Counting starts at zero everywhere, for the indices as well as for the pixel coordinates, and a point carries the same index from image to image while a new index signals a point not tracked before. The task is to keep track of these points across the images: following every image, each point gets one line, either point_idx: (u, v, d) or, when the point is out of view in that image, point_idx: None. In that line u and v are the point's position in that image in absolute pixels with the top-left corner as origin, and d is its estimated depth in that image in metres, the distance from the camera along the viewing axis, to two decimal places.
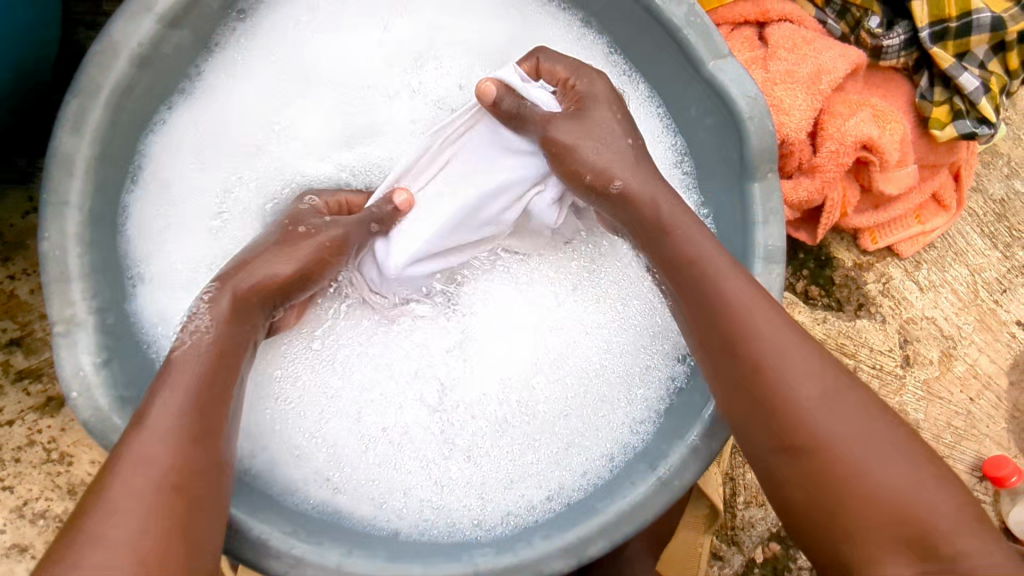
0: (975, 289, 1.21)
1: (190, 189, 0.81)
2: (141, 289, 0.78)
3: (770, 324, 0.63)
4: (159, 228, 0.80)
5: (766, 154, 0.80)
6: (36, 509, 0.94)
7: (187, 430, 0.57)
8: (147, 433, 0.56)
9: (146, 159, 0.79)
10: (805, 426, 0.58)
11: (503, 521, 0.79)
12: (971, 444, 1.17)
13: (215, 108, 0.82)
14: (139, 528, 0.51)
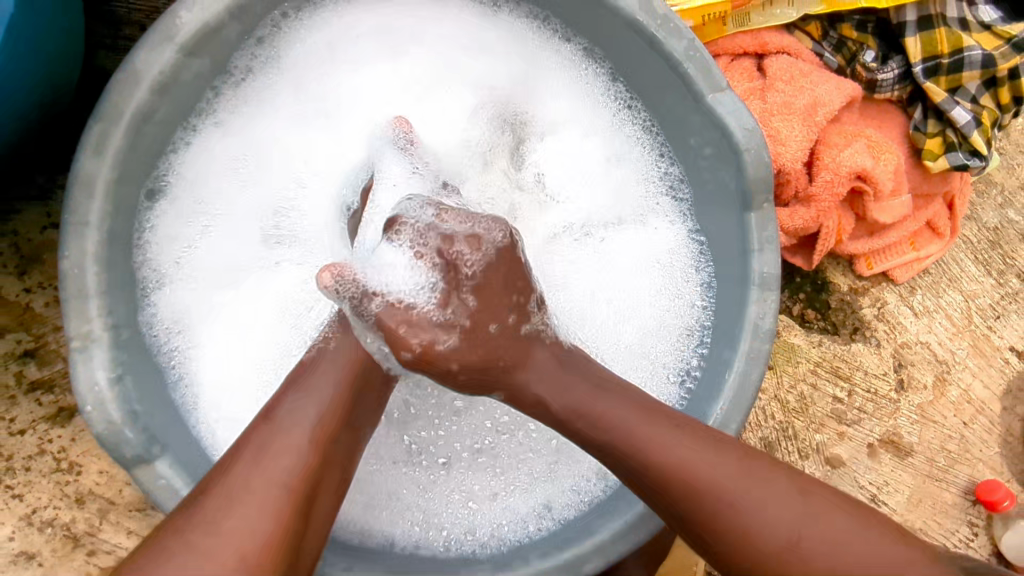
0: (969, 315, 1.23)
1: (226, 203, 0.85)
2: (158, 295, 0.81)
3: (696, 444, 0.66)
4: (187, 236, 0.83)
5: (761, 184, 0.82)
6: (45, 517, 0.97)
7: (327, 430, 0.66)
8: (292, 425, 0.64)
9: (170, 175, 0.82)
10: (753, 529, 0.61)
11: (499, 539, 0.82)
12: (964, 468, 1.19)
13: (239, 130, 0.85)
14: (265, 508, 0.58)
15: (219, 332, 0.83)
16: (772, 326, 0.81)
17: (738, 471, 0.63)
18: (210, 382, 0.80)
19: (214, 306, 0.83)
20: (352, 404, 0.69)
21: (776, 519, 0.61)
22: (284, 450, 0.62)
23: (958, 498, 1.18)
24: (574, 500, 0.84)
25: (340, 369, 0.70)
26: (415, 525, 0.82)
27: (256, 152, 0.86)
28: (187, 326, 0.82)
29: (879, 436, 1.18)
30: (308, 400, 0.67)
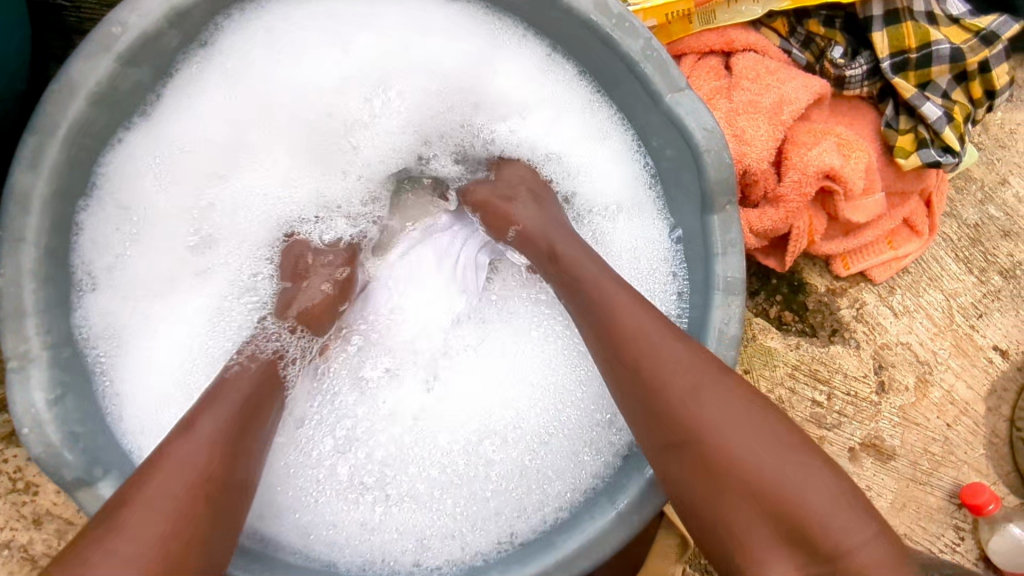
0: (950, 314, 1.20)
1: (156, 210, 0.83)
2: (89, 300, 0.79)
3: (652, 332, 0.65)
4: (114, 242, 0.80)
5: (723, 186, 0.80)
6: (1, 538, 0.94)
7: (224, 446, 0.62)
8: (191, 441, 0.61)
9: (105, 181, 0.78)
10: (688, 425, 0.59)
11: (460, 559, 0.79)
12: (949, 470, 1.16)
13: (179, 137, 0.82)
14: (157, 531, 0.54)
15: (151, 337, 0.82)
16: (737, 332, 0.78)
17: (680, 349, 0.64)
18: (140, 388, 0.79)
19: (148, 312, 0.82)
20: (253, 421, 0.68)
21: (721, 408, 0.59)
22: (190, 460, 0.59)
23: (942, 502, 1.15)
24: (535, 518, 0.81)
25: (245, 382, 0.70)
26: (370, 544, 0.80)
27: (201, 159, 0.84)
28: (120, 332, 0.80)
29: (860, 440, 1.15)
30: (215, 409, 0.65)
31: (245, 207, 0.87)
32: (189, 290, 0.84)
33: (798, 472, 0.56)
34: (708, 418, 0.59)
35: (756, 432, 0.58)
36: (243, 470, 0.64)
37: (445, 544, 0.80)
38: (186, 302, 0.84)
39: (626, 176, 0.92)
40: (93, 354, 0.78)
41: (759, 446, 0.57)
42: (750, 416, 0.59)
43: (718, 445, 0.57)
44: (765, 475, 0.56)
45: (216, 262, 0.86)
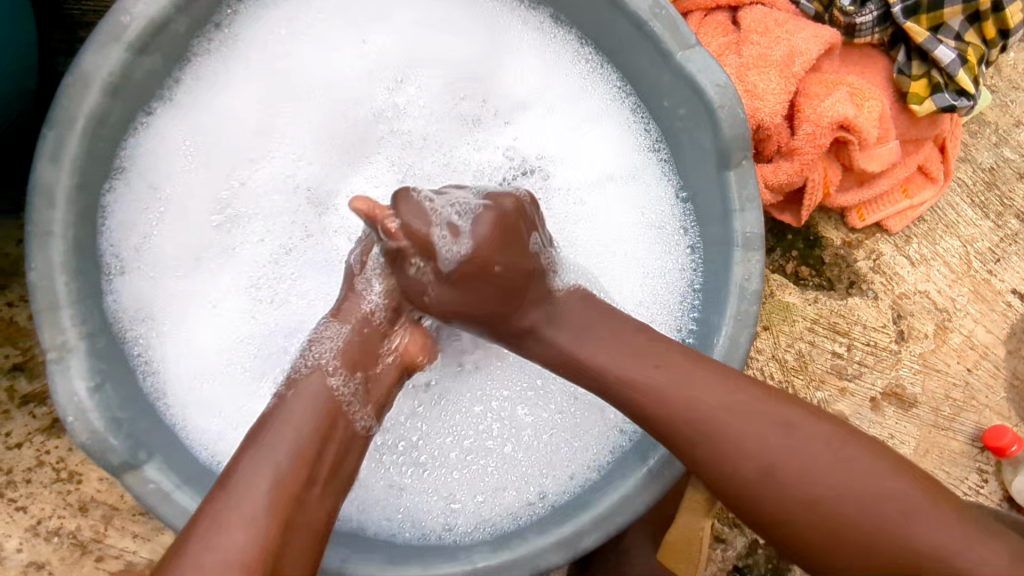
0: (968, 260, 1.20)
1: (182, 188, 0.83)
2: (118, 280, 0.80)
3: (679, 380, 0.66)
4: (144, 222, 0.81)
5: (738, 142, 0.80)
6: (50, 526, 0.97)
7: (283, 490, 0.61)
8: (240, 493, 0.60)
9: (130, 162, 0.79)
10: (741, 471, 0.62)
11: (495, 521, 0.82)
12: (971, 414, 1.17)
13: (198, 117, 0.83)
14: None
15: (186, 319, 0.82)
16: (759, 286, 0.79)
17: (705, 390, 0.65)
18: (174, 370, 0.80)
19: (184, 289, 0.82)
20: (319, 455, 0.65)
21: (740, 434, 0.63)
22: (238, 519, 0.58)
23: (964, 446, 1.16)
24: (564, 482, 0.84)
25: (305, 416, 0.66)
26: (407, 512, 0.82)
27: (221, 139, 0.84)
28: (155, 315, 0.81)
29: (881, 389, 1.16)
30: (268, 453, 0.62)
31: (267, 187, 0.86)
32: (218, 268, 0.84)
33: (866, 488, 0.59)
34: (744, 460, 0.62)
35: (825, 453, 0.60)
36: (308, 511, 0.62)
37: (478, 509, 0.82)
38: (214, 280, 0.84)
39: (633, 135, 0.91)
40: (131, 336, 0.79)
41: (812, 473, 0.60)
42: (784, 438, 0.61)
43: (750, 466, 0.62)
44: (821, 494, 0.59)
45: (244, 242, 0.85)
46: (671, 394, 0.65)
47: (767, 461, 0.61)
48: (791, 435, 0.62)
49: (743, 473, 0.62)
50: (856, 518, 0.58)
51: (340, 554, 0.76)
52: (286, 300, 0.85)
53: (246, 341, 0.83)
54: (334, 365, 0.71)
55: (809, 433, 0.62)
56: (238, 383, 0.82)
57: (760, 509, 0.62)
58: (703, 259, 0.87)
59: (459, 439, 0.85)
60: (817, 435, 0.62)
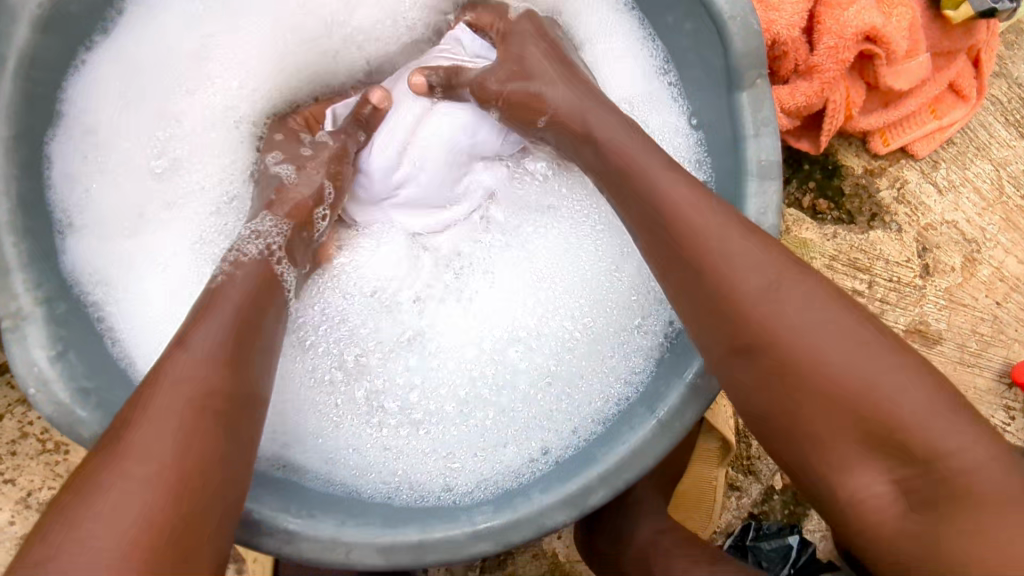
0: (999, 185, 1.11)
1: (120, 138, 0.79)
2: (68, 239, 0.74)
3: (706, 212, 0.58)
4: (88, 174, 0.77)
5: (752, 57, 0.71)
6: (40, 499, 0.94)
7: (221, 361, 0.58)
8: (185, 358, 0.57)
9: (68, 104, 0.74)
10: (758, 326, 0.53)
11: (496, 480, 0.76)
12: (999, 350, 1.10)
13: (135, 56, 0.78)
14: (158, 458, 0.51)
15: (144, 280, 0.78)
16: (776, 221, 0.71)
17: (736, 230, 0.56)
18: (131, 329, 0.75)
19: (135, 247, 0.78)
20: (248, 328, 0.62)
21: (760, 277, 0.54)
22: (180, 383, 0.55)
23: (992, 383, 1.09)
24: (568, 438, 0.78)
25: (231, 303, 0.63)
26: (402, 474, 0.78)
27: (167, 79, 0.81)
28: (108, 277, 0.76)
29: (905, 326, 1.09)
30: (212, 327, 0.60)
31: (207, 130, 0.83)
32: (164, 222, 0.81)
33: (912, 394, 0.48)
34: (764, 313, 0.52)
35: (846, 339, 0.50)
36: (248, 383, 0.59)
37: (476, 470, 0.77)
38: (162, 234, 0.80)
39: (642, 57, 0.84)
40: (90, 299, 0.74)
41: (837, 355, 0.50)
42: (812, 308, 0.52)
43: (762, 308, 0.52)
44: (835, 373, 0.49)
45: (192, 189, 0.82)
46: (704, 229, 0.57)
47: (777, 330, 0.52)
48: (804, 304, 0.52)
49: (754, 315, 0.53)
50: (862, 393, 0.48)
51: (333, 520, 0.69)
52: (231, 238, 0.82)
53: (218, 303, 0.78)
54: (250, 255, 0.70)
55: (819, 302, 0.52)
56: None
57: (751, 374, 0.54)
58: None
59: (454, 392, 0.82)
60: (872, 349, 0.50)
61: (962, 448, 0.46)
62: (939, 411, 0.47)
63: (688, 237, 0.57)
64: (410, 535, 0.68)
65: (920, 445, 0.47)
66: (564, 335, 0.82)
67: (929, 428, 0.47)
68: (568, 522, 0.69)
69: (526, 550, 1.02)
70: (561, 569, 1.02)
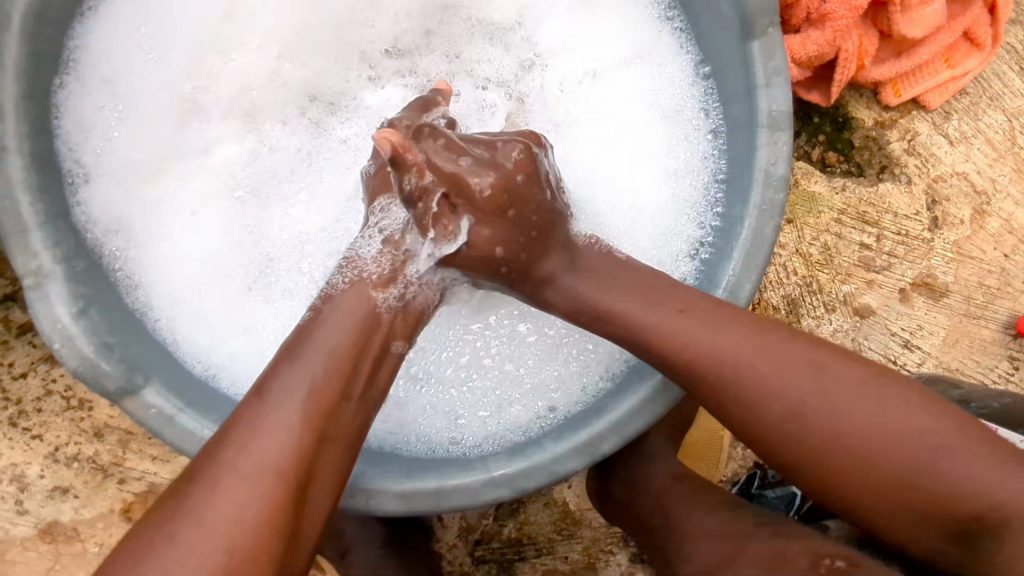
0: (1011, 136, 1.10)
1: (140, 83, 0.79)
2: (83, 187, 0.76)
3: (706, 324, 0.63)
4: (109, 122, 0.78)
5: (764, 3, 0.70)
6: (68, 453, 0.97)
7: (306, 424, 0.57)
8: (272, 415, 0.57)
9: (78, 52, 0.75)
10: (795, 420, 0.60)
11: (510, 432, 0.79)
12: (1005, 301, 1.10)
13: (154, 4, 0.79)
14: (237, 522, 0.53)
15: (163, 227, 0.79)
16: (786, 171, 0.71)
17: (724, 333, 0.62)
18: (159, 280, 0.77)
19: (164, 192, 0.79)
20: (352, 372, 0.61)
21: (776, 381, 0.60)
22: (267, 439, 0.56)
23: (997, 335, 1.10)
24: (578, 394, 0.80)
25: (341, 329, 0.63)
26: (419, 427, 0.80)
27: (189, 25, 0.80)
28: (128, 225, 0.77)
29: (911, 280, 1.09)
30: (298, 375, 0.59)
31: (247, 73, 0.82)
32: (192, 174, 0.80)
33: (887, 422, 0.58)
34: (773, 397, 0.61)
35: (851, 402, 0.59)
36: (334, 449, 0.59)
37: (486, 424, 0.80)
38: (188, 185, 0.80)
39: (645, 8, 0.84)
40: (107, 250, 0.76)
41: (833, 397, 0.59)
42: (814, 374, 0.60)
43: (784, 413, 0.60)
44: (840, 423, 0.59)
45: (219, 142, 0.81)
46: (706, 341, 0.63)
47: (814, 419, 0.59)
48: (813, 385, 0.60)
49: (774, 408, 0.60)
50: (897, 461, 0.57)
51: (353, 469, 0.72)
52: (271, 181, 0.82)
53: (236, 259, 0.79)
54: (376, 281, 0.66)
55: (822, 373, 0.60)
56: (225, 287, 0.78)
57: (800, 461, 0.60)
58: (726, 144, 0.80)
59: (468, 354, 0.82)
60: (848, 375, 0.60)
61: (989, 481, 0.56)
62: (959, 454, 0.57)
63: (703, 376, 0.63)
64: (428, 484, 0.70)
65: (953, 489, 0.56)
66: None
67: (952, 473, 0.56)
68: (580, 469, 0.71)
69: (538, 499, 1.05)
70: (571, 517, 1.06)
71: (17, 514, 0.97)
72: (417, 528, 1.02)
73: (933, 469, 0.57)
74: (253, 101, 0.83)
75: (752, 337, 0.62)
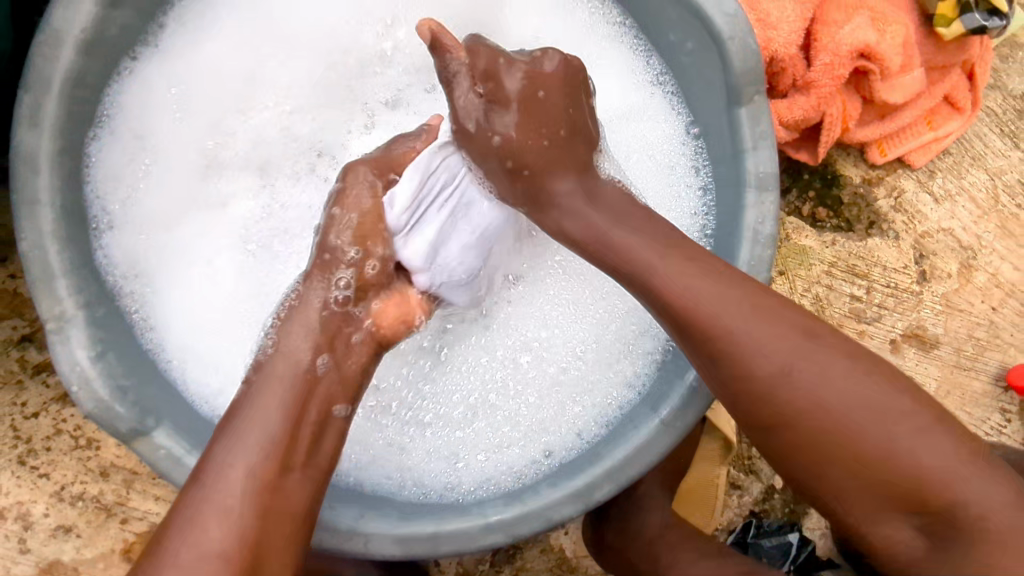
0: (995, 194, 1.15)
1: (166, 138, 0.84)
2: (107, 235, 0.80)
3: (735, 307, 0.63)
4: (138, 176, 0.82)
5: (750, 74, 0.76)
6: (74, 492, 0.99)
7: (252, 500, 0.58)
8: (217, 489, 0.58)
9: (114, 108, 0.80)
10: (800, 395, 0.60)
11: (505, 476, 0.81)
12: (995, 354, 1.13)
13: (182, 63, 0.84)
14: None
15: (178, 277, 0.82)
16: (773, 229, 0.75)
17: (757, 324, 0.62)
18: (174, 327, 0.80)
19: (186, 241, 0.83)
20: (290, 443, 0.62)
21: (779, 355, 0.61)
22: (213, 514, 0.57)
23: (987, 386, 1.12)
24: (572, 440, 0.83)
25: (278, 399, 0.64)
26: (416, 472, 0.82)
27: (212, 84, 0.85)
28: (147, 271, 0.81)
29: (901, 331, 1.12)
30: (237, 448, 0.60)
31: (268, 125, 0.87)
32: (208, 223, 0.84)
33: (895, 427, 0.58)
34: (758, 369, 0.61)
35: (864, 403, 0.59)
36: (284, 511, 0.59)
37: (482, 470, 0.82)
38: (202, 238, 0.84)
39: (635, 70, 0.89)
40: (124, 293, 0.79)
41: (851, 396, 0.59)
42: (819, 369, 0.60)
43: (779, 392, 0.60)
44: (833, 408, 0.59)
45: (234, 194, 0.85)
46: (729, 325, 0.62)
47: (826, 403, 0.59)
48: (833, 370, 0.60)
49: (777, 394, 0.61)
50: (895, 462, 0.58)
51: (354, 513, 0.74)
52: (282, 229, 0.85)
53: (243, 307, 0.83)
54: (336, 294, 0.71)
55: (847, 374, 0.60)
56: (232, 335, 0.82)
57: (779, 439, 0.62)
58: (715, 200, 0.84)
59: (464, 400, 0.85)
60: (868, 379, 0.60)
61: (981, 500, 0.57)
62: (961, 468, 0.57)
63: (720, 339, 0.62)
64: (425, 530, 0.72)
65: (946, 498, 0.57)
66: (575, 344, 0.86)
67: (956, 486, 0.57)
68: (574, 516, 0.73)
69: (534, 545, 1.06)
70: (567, 564, 1.06)
71: (20, 553, 0.98)
72: (413, 572, 1.03)
73: (938, 477, 0.57)
74: (268, 155, 0.87)
75: (770, 317, 0.62)
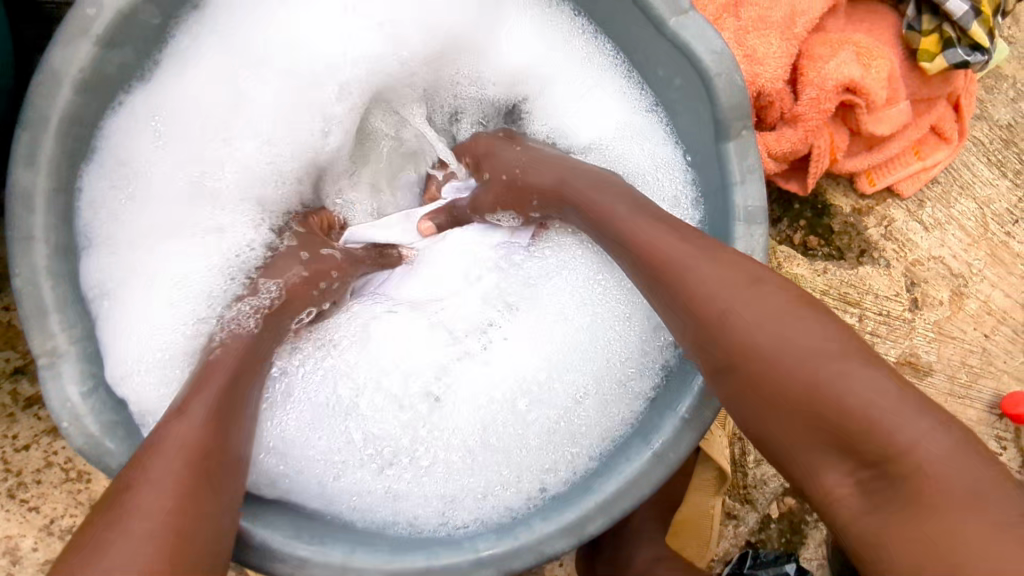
0: (984, 223, 1.16)
1: (155, 165, 0.83)
2: (89, 261, 0.78)
3: (681, 244, 0.66)
4: (123, 202, 0.82)
5: (736, 109, 0.77)
6: (63, 525, 0.98)
7: (207, 438, 0.65)
8: (176, 429, 0.64)
9: (104, 134, 0.79)
10: (731, 330, 0.59)
11: (497, 510, 0.81)
12: (989, 382, 1.13)
13: (171, 91, 0.82)
14: (149, 513, 0.58)
15: (160, 304, 0.81)
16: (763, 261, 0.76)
17: (708, 261, 0.63)
18: (154, 357, 0.79)
19: (171, 267, 0.83)
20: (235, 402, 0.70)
21: (721, 287, 0.61)
22: (172, 446, 0.63)
23: (982, 414, 1.12)
24: (564, 475, 0.82)
25: (226, 371, 0.73)
26: (407, 506, 0.82)
27: (202, 112, 0.84)
28: (127, 296, 0.80)
29: (895, 358, 1.12)
30: (198, 400, 0.68)
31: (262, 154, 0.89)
32: (194, 248, 0.85)
33: (826, 356, 0.55)
34: (700, 293, 0.62)
35: (795, 333, 0.57)
36: (230, 455, 0.67)
37: (474, 503, 0.81)
38: (187, 263, 0.84)
39: (627, 98, 0.91)
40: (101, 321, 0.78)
41: (784, 334, 0.57)
42: (770, 305, 0.58)
43: (724, 317, 0.60)
44: (764, 347, 0.57)
45: (225, 221, 0.88)
46: (676, 254, 0.65)
47: (754, 339, 0.58)
48: (773, 305, 0.59)
49: (718, 321, 0.60)
50: (830, 398, 0.54)
51: (344, 547, 0.73)
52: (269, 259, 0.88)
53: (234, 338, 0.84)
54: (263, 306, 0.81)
55: (787, 308, 0.58)
56: None
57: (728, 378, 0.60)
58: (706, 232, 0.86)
59: (457, 432, 0.85)
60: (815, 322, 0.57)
61: (929, 451, 0.51)
62: (903, 411, 0.52)
63: (665, 265, 0.65)
64: (416, 564, 0.72)
65: (890, 449, 0.52)
66: (564, 372, 0.87)
67: (897, 432, 0.52)
68: (567, 550, 0.73)
69: None
70: None
71: None
72: None
73: (874, 419, 0.52)
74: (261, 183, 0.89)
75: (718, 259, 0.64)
